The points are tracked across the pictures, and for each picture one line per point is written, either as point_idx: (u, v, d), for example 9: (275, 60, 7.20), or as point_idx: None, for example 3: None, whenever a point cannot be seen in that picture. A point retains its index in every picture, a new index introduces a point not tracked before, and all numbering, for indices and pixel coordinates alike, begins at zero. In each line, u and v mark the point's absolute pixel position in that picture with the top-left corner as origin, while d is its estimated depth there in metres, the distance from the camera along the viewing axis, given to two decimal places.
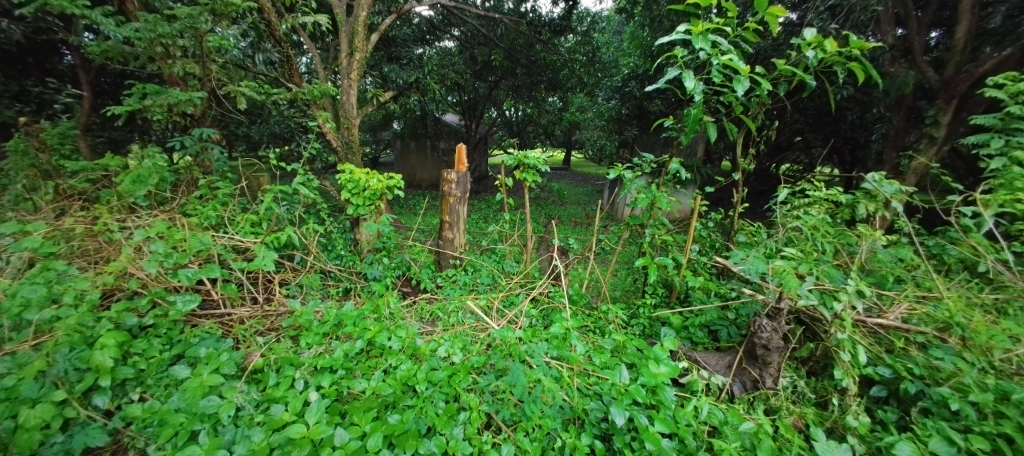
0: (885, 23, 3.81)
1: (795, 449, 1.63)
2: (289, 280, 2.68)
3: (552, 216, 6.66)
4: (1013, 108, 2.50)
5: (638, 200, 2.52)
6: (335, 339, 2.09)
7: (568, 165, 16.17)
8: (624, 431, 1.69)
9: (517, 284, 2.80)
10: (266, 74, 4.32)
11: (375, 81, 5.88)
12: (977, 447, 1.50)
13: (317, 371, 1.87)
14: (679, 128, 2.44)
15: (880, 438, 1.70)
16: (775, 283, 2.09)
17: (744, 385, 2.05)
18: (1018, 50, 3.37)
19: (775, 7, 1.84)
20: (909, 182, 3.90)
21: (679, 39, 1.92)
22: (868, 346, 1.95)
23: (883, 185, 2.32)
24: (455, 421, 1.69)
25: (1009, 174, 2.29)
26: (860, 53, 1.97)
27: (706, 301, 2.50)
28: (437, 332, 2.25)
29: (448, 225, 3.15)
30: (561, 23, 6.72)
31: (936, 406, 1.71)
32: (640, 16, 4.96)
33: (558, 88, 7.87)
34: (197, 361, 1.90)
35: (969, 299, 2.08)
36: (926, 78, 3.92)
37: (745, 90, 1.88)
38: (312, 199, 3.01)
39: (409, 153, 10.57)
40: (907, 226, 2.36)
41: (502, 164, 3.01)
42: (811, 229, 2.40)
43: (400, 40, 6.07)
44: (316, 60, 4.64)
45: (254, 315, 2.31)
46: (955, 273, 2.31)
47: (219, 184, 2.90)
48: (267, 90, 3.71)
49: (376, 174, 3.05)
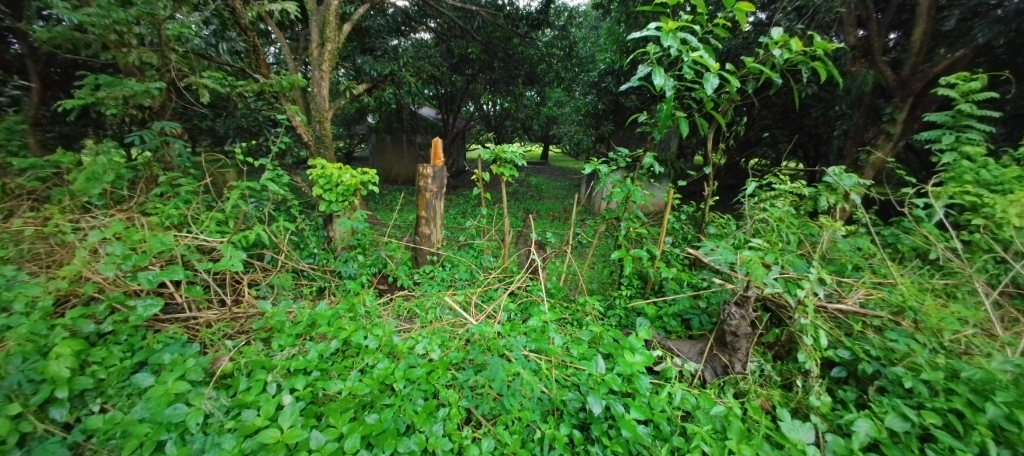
0: (848, 24, 3.98)
1: (763, 429, 1.72)
2: (259, 281, 2.60)
3: (531, 210, 6.67)
4: (963, 106, 2.74)
5: (614, 194, 2.56)
6: (309, 340, 2.06)
7: (547, 161, 16.28)
8: (601, 420, 1.74)
9: (496, 279, 2.81)
10: (232, 65, 4.14)
11: (348, 73, 5.71)
12: (929, 422, 1.60)
13: (291, 374, 1.83)
14: (653, 124, 2.47)
15: (841, 416, 1.79)
16: (743, 273, 2.16)
17: (716, 371, 2.13)
18: (969, 53, 3.54)
19: (742, 2, 1.83)
20: (866, 175, 4.10)
21: (650, 36, 1.92)
22: (829, 331, 2.05)
23: (843, 178, 2.42)
24: (435, 417, 1.68)
25: (958, 168, 2.60)
26: (823, 53, 2.02)
27: (679, 291, 2.58)
28: (416, 329, 2.24)
29: (425, 221, 3.12)
30: (539, 16, 6.66)
31: (890, 384, 1.82)
32: (615, 12, 5.00)
33: (536, 82, 7.87)
34: (161, 368, 1.83)
35: (921, 285, 2.22)
36: (884, 77, 4.12)
37: (713, 87, 1.92)
38: (282, 196, 2.93)
39: (385, 147, 10.37)
40: (865, 217, 2.49)
41: (479, 158, 2.98)
42: (777, 220, 2.50)
43: (374, 31, 5.93)
44: (284, 49, 4.47)
45: (222, 318, 2.24)
46: (908, 261, 2.47)
47: (181, 181, 2.77)
48: (232, 81, 3.56)
49: (349, 170, 2.98)
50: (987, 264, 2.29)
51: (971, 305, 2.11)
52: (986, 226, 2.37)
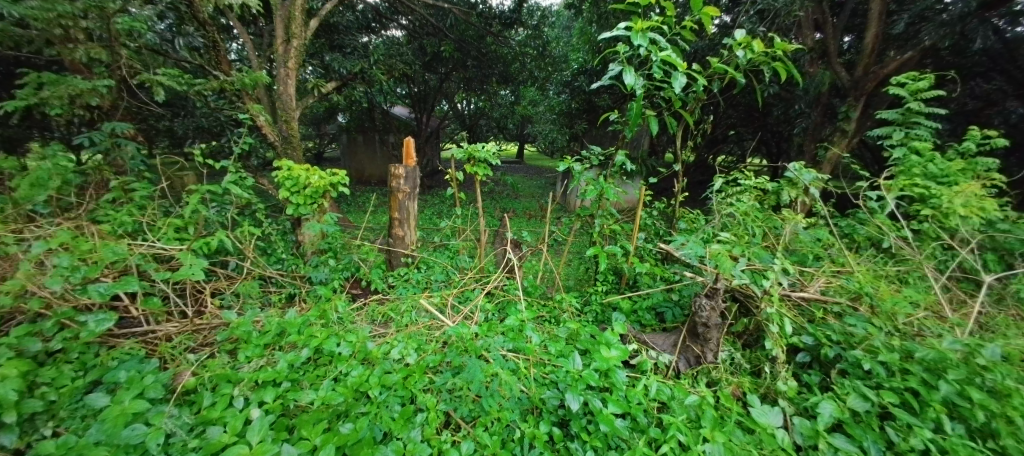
0: (806, 27, 4.20)
1: (734, 416, 1.78)
2: (223, 289, 2.50)
3: (507, 209, 6.68)
4: (912, 104, 2.91)
5: (587, 192, 2.59)
6: (278, 349, 1.99)
7: (522, 159, 16.32)
8: (580, 415, 1.75)
9: (473, 279, 2.79)
10: (190, 61, 3.95)
11: (316, 71, 5.51)
12: (887, 401, 1.69)
13: (259, 386, 1.76)
14: (624, 122, 2.49)
15: (806, 399, 1.87)
16: (712, 266, 2.22)
17: (689, 361, 2.18)
18: (916, 54, 3.77)
19: (708, 5, 1.85)
20: (825, 170, 4.30)
21: (620, 35, 1.94)
22: (793, 318, 2.13)
23: (802, 174, 2.52)
24: (413, 423, 1.66)
25: (908, 162, 2.78)
26: (783, 54, 2.07)
27: (652, 285, 2.64)
28: (391, 334, 2.21)
29: (398, 223, 3.06)
30: (512, 15, 6.68)
31: (851, 366, 1.90)
32: (587, 12, 5.07)
33: (509, 81, 7.85)
34: (116, 387, 1.73)
35: (876, 272, 2.35)
36: (839, 77, 4.33)
37: (681, 86, 1.95)
38: (246, 199, 2.81)
39: (357, 147, 10.12)
40: (824, 209, 2.61)
41: (452, 158, 2.95)
42: (743, 214, 2.59)
43: (343, 28, 5.72)
44: (247, 45, 4.29)
45: (183, 331, 2.14)
46: (864, 249, 2.60)
47: (135, 185, 2.62)
48: (190, 80, 3.38)
49: (317, 170, 2.89)
50: (935, 251, 2.45)
51: (922, 290, 2.24)
52: (933, 216, 2.55)
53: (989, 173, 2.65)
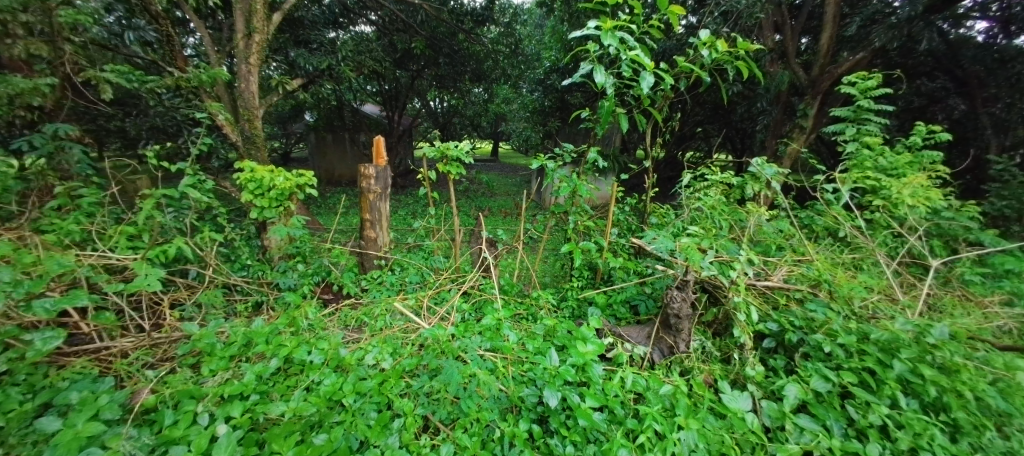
0: (766, 28, 4.41)
1: (707, 403, 1.83)
2: (183, 300, 2.38)
3: (483, 208, 6.66)
4: (862, 102, 3.06)
5: (561, 189, 2.60)
6: (245, 361, 1.92)
7: (496, 157, 16.28)
8: (559, 411, 1.77)
9: (448, 280, 2.77)
10: (141, 57, 3.72)
11: (280, 67, 5.29)
12: (847, 381, 1.78)
13: (224, 401, 1.68)
14: (595, 120, 2.51)
15: (773, 383, 1.94)
16: (682, 259, 2.28)
17: (663, 352, 2.22)
18: (867, 55, 3.97)
19: (674, 5, 1.86)
20: (785, 165, 4.50)
21: (590, 35, 1.94)
22: (759, 306, 2.21)
23: (765, 168, 2.60)
24: (390, 429, 1.63)
25: (860, 156, 2.94)
26: (745, 53, 2.12)
27: (626, 279, 2.69)
28: (364, 339, 2.16)
29: (370, 224, 3.00)
30: (484, 13, 6.57)
31: (813, 350, 1.99)
32: (559, 11, 5.09)
33: (482, 79, 7.81)
34: (68, 409, 1.62)
35: (834, 260, 2.47)
36: (797, 76, 4.51)
37: (650, 85, 1.98)
38: (206, 203, 2.67)
39: (326, 147, 9.77)
40: (785, 202, 2.72)
41: (424, 156, 2.88)
42: (710, 208, 2.67)
43: (308, 22, 5.53)
44: (205, 41, 4.08)
45: (140, 346, 2.04)
46: (822, 239, 2.73)
47: (82, 191, 2.44)
48: (141, 77, 3.18)
49: (282, 172, 2.78)
50: (887, 239, 2.61)
51: (875, 275, 2.37)
52: (884, 206, 2.71)
53: (933, 166, 2.84)
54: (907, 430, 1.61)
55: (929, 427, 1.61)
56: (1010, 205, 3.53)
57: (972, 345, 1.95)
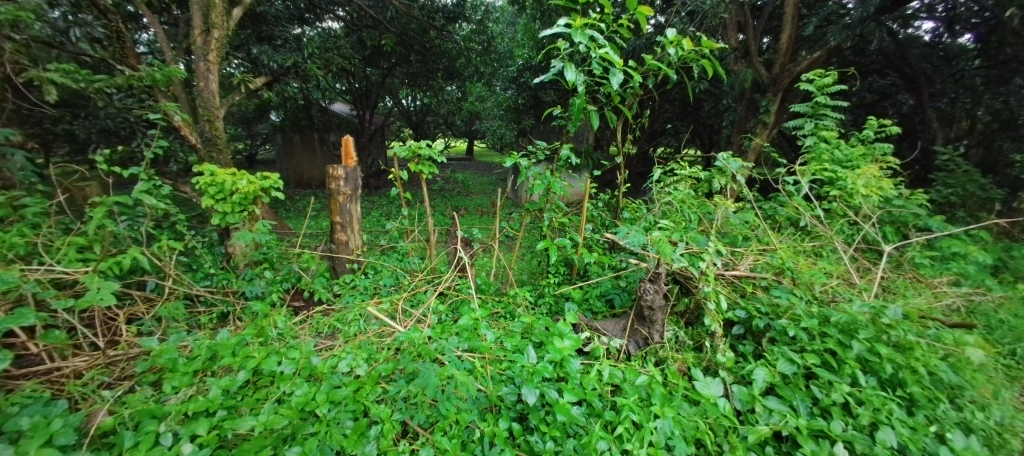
0: (730, 28, 4.54)
1: (681, 391, 1.88)
2: (141, 314, 2.27)
3: (459, 207, 6.62)
4: (819, 98, 3.19)
5: (535, 186, 2.61)
6: (211, 375, 1.85)
7: (471, 155, 16.16)
8: (538, 407, 1.77)
9: (424, 281, 2.75)
10: (90, 55, 3.49)
11: (242, 65, 4.96)
12: (811, 362, 1.86)
13: (189, 419, 1.61)
14: (567, 118, 2.52)
15: (742, 368, 2.00)
16: (653, 252, 2.33)
17: (638, 344, 2.26)
18: (824, 54, 4.15)
19: (642, 5, 1.87)
20: (750, 159, 4.66)
21: (560, 32, 1.94)
22: (727, 294, 2.27)
23: (729, 163, 2.69)
24: (367, 437, 1.61)
25: (818, 149, 3.08)
26: (709, 52, 2.16)
27: (601, 273, 2.72)
28: (338, 346, 2.12)
29: (340, 227, 2.93)
30: (454, 10, 6.54)
31: (778, 334, 2.06)
32: (530, 9, 5.10)
33: (455, 77, 7.73)
34: (20, 436, 1.51)
35: (795, 248, 2.58)
36: (759, 74, 4.68)
37: (619, 82, 1.98)
38: (163, 210, 2.55)
39: (293, 148, 9.49)
40: (750, 194, 2.82)
41: (395, 156, 2.83)
42: (680, 202, 2.74)
43: (272, 17, 5.31)
44: (160, 38, 3.87)
45: (95, 365, 1.94)
46: (785, 229, 2.84)
47: (25, 201, 2.29)
48: (89, 76, 2.99)
49: (245, 175, 2.67)
50: (844, 227, 2.74)
51: (833, 261, 2.50)
52: (840, 196, 2.84)
53: (885, 157, 3.00)
54: (867, 406, 1.70)
55: (887, 402, 1.70)
56: (955, 193, 3.77)
57: (923, 323, 2.08)
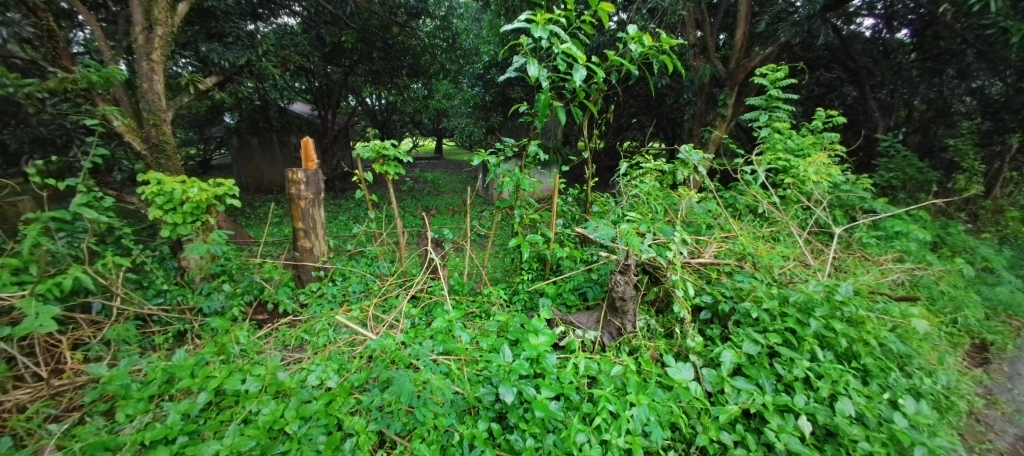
0: (688, 25, 4.65)
1: (653, 378, 1.92)
2: (87, 339, 2.12)
3: (429, 208, 6.54)
4: (772, 91, 3.33)
5: (504, 184, 2.59)
6: (168, 399, 1.75)
7: (441, 154, 15.95)
8: (516, 405, 1.76)
9: (394, 285, 2.70)
10: (16, 56, 3.20)
11: (190, 64, 4.69)
12: (773, 341, 1.94)
13: (146, 448, 1.52)
14: (534, 114, 2.51)
15: (711, 352, 2.06)
16: (622, 245, 2.37)
17: (612, 334, 2.28)
18: (776, 49, 4.33)
19: (603, 2, 1.87)
20: (710, 150, 4.82)
21: (523, 27, 1.91)
22: (694, 281, 2.34)
23: (691, 155, 2.76)
24: (341, 451, 1.57)
25: (773, 139, 3.21)
26: (669, 48, 2.20)
27: (573, 267, 2.75)
28: (308, 357, 2.06)
29: (304, 233, 2.82)
30: (418, 5, 6.32)
31: (743, 316, 2.13)
32: (494, 5, 5.06)
33: (420, 74, 7.59)
34: None
35: (755, 234, 2.69)
36: (717, 68, 4.83)
37: (582, 78, 1.97)
38: (106, 224, 2.37)
39: (251, 151, 9.07)
40: (711, 184, 2.91)
41: (358, 158, 2.74)
42: (646, 194, 2.80)
43: (221, 13, 4.92)
44: (97, 36, 3.59)
45: (38, 397, 1.80)
46: (745, 216, 2.95)
47: None
48: (15, 80, 2.74)
49: (196, 182, 2.52)
50: (798, 212, 2.88)
51: (789, 245, 2.63)
52: (794, 183, 2.98)
53: (833, 145, 3.16)
54: (826, 379, 1.79)
55: (844, 374, 1.80)
56: (897, 176, 4.02)
57: (873, 298, 2.21)
